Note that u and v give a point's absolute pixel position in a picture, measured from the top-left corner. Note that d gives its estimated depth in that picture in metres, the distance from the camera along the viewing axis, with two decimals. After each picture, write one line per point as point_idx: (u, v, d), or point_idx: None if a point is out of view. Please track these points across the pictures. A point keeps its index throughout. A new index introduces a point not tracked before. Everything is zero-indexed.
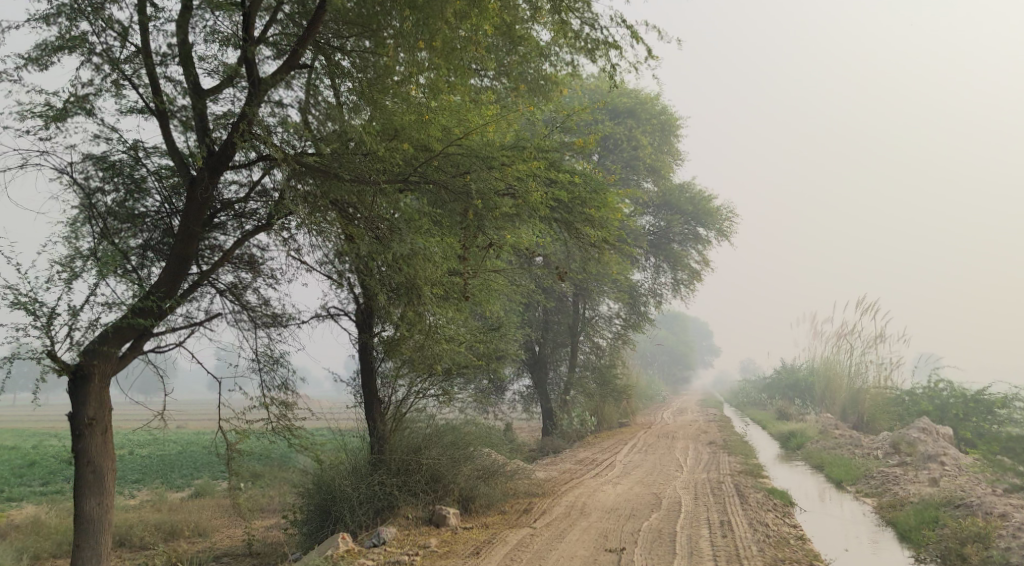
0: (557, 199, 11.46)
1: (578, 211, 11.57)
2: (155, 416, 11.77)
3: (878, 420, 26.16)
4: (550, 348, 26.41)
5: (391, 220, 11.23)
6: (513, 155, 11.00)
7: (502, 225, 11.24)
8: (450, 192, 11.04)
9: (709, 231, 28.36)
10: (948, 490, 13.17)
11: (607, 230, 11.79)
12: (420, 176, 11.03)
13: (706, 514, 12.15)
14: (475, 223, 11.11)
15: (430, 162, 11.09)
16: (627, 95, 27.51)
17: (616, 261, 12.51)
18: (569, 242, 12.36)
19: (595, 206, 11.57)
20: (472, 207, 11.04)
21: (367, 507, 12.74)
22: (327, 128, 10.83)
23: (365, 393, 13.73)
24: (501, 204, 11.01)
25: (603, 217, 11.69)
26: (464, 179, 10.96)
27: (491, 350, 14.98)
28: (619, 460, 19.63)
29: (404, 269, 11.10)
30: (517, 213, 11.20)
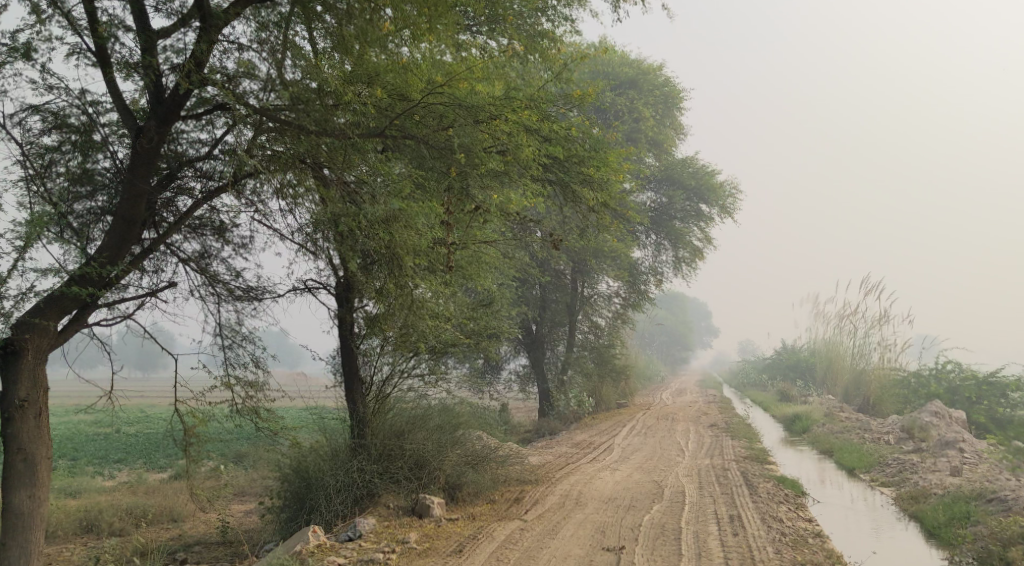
0: (551, 157, 10.64)
1: (575, 170, 10.68)
2: (104, 395, 10.85)
3: (884, 403, 25.18)
4: (547, 327, 25.40)
5: (372, 184, 10.21)
6: (500, 104, 10.03)
7: (489, 184, 10.24)
8: (431, 147, 10.15)
9: (713, 208, 27.24)
10: (974, 482, 12.19)
11: (608, 193, 10.80)
12: (396, 129, 10.05)
13: (715, 507, 11.18)
14: (460, 183, 10.07)
15: (409, 114, 9.98)
16: (629, 64, 26.32)
17: (618, 228, 11.47)
18: (566, 208, 11.56)
19: (594, 165, 10.64)
20: (457, 164, 10.05)
21: (345, 496, 11.72)
22: (298, 81, 9.68)
23: (344, 371, 12.71)
24: (488, 159, 10.06)
25: (602, 178, 10.73)
26: (448, 134, 9.96)
27: (481, 330, 13.89)
28: (617, 444, 18.66)
29: (385, 234, 10.05)
30: (506, 169, 10.28)
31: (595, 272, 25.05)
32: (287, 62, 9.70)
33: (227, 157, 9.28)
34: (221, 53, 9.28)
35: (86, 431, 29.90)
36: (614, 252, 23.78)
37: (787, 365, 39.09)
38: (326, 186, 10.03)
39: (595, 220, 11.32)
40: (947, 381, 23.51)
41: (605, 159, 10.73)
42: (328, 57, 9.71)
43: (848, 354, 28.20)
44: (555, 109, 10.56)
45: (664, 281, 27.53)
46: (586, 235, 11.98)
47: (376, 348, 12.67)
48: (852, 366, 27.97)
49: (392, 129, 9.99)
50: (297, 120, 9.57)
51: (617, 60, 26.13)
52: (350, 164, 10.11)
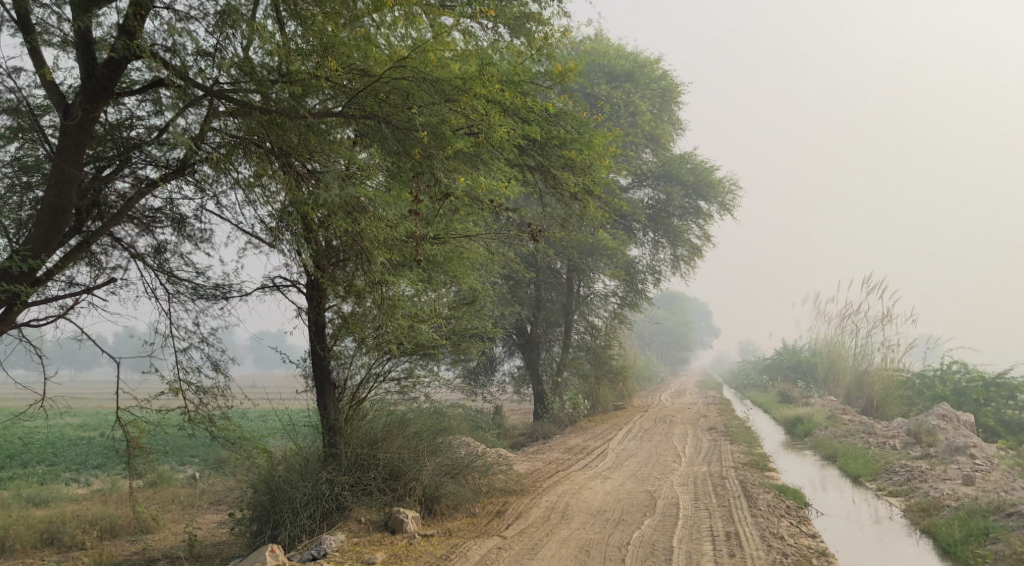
0: (528, 137, 9.89)
1: (555, 153, 9.93)
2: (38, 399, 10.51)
3: (889, 404, 24.12)
4: (542, 327, 24.51)
5: (331, 168, 9.36)
6: (469, 75, 9.20)
7: (454, 167, 9.53)
8: (395, 128, 9.40)
9: (711, 205, 26.38)
10: (990, 493, 11.35)
11: (590, 177, 10.11)
12: (353, 109, 9.26)
13: (709, 522, 10.37)
14: (425, 163, 9.37)
15: (372, 92, 9.21)
16: (625, 57, 25.45)
17: (603, 216, 10.74)
18: (547, 196, 10.75)
19: (576, 148, 9.88)
20: (421, 145, 9.37)
21: (313, 509, 10.90)
22: (261, 61, 8.93)
23: (315, 375, 11.78)
24: (456, 140, 9.29)
25: (584, 162, 10.00)
26: (413, 113, 9.18)
27: (462, 331, 12.99)
28: (611, 449, 17.80)
29: (347, 223, 9.43)
30: (477, 149, 9.60)
31: (590, 270, 24.18)
32: (252, 43, 8.90)
33: (166, 138, 8.73)
34: (159, 26, 8.64)
35: (70, 434, 29.06)
36: (610, 249, 22.92)
37: (787, 367, 38.28)
38: (287, 175, 9.28)
39: (579, 209, 10.53)
40: (953, 382, 22.79)
41: (588, 141, 9.91)
42: (300, 51, 8.71)
43: (850, 354, 27.41)
44: (535, 86, 9.83)
45: (661, 281, 26.69)
46: (568, 223, 11.30)
47: (351, 351, 11.75)
48: (853, 366, 27.12)
49: (350, 110, 9.19)
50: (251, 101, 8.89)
51: (612, 53, 25.29)
52: (310, 148, 9.36)
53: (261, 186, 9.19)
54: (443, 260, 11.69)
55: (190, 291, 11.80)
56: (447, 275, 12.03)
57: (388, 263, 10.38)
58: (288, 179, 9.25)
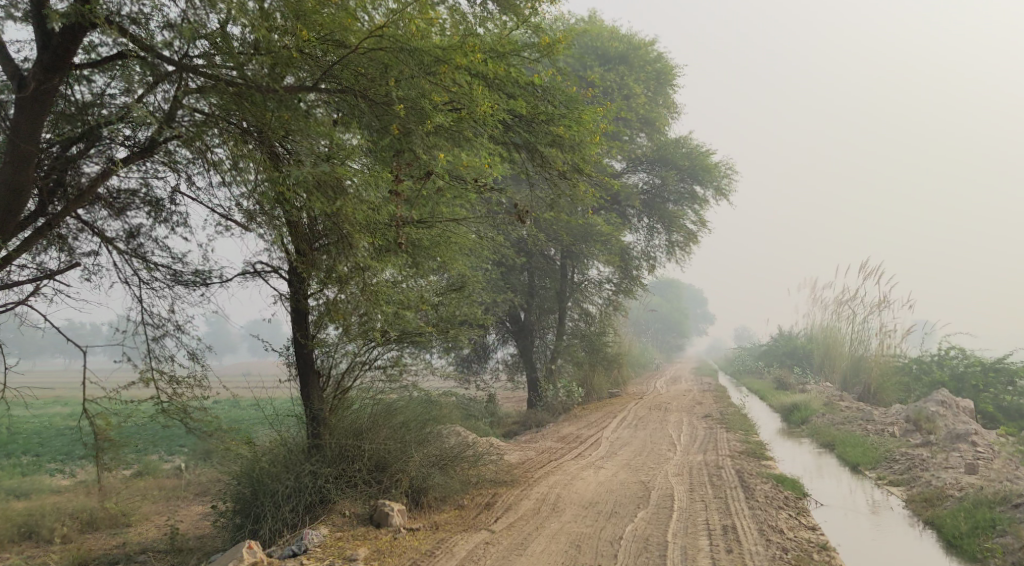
0: (514, 112, 9.53)
1: (543, 130, 9.56)
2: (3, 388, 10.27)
3: (886, 391, 23.71)
4: (535, 314, 24.10)
5: (301, 150, 8.99)
6: (451, 47, 8.78)
7: (435, 143, 9.15)
8: (372, 103, 9.02)
9: (707, 190, 25.94)
10: (995, 482, 11.01)
11: (578, 154, 9.84)
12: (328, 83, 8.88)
13: (706, 515, 10.02)
14: (403, 139, 9.10)
15: (345, 62, 8.84)
16: (619, 39, 24.93)
17: (593, 196, 10.40)
18: (533, 176, 10.40)
19: (565, 125, 9.55)
20: (399, 121, 9.02)
21: (295, 502, 10.53)
22: (238, 37, 8.55)
23: (299, 364, 11.39)
24: (436, 114, 8.96)
25: (573, 140, 9.68)
26: (392, 85, 8.81)
27: (449, 319, 12.40)
28: (606, 438, 17.42)
29: (323, 204, 9.08)
30: (460, 125, 9.18)
31: (585, 256, 23.77)
32: (231, 19, 8.46)
33: (133, 116, 8.39)
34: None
35: (58, 424, 28.64)
36: (603, 235, 22.49)
37: (783, 353, 37.97)
38: (263, 154, 9.00)
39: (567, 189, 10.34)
40: (951, 367, 22.56)
41: (577, 118, 9.63)
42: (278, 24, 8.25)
43: (846, 340, 27.06)
44: (520, 59, 9.42)
45: (656, 267, 26.29)
46: (557, 204, 10.92)
47: (335, 339, 11.31)
48: (850, 353, 26.75)
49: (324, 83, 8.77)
50: (225, 77, 8.56)
51: (606, 35, 24.79)
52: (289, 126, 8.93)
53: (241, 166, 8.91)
54: (430, 246, 11.28)
55: (168, 277, 11.45)
56: (434, 261, 11.58)
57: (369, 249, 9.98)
58: (265, 159, 8.95)
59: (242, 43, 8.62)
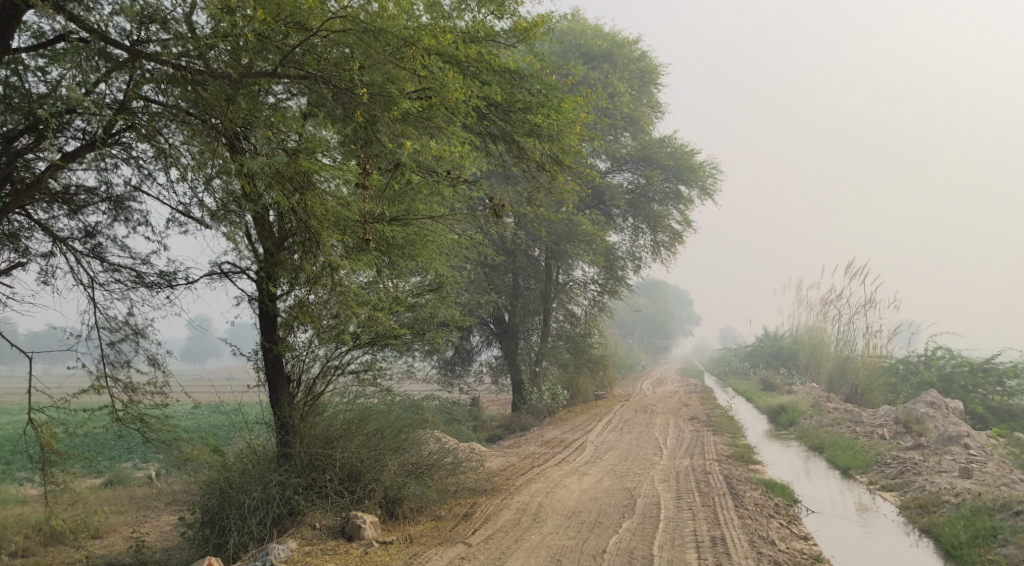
0: (489, 100, 9.07)
1: (520, 119, 9.14)
2: None
3: (873, 392, 23.19)
4: (519, 316, 23.55)
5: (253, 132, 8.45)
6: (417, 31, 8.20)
7: (402, 131, 8.54)
8: (336, 89, 8.49)
9: (692, 190, 25.55)
10: (991, 487, 10.64)
11: (557, 143, 9.36)
12: (288, 69, 8.34)
13: (693, 525, 9.60)
14: (366, 126, 8.48)
15: (307, 45, 8.41)
16: (602, 36, 24.49)
17: (575, 188, 9.93)
18: (512, 169, 10.00)
19: (542, 113, 9.10)
20: (364, 107, 8.42)
21: (263, 515, 10.01)
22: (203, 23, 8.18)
23: (267, 368, 10.82)
24: (401, 99, 8.39)
25: (551, 129, 9.23)
26: (358, 68, 8.36)
27: (424, 321, 11.87)
28: (590, 442, 16.96)
29: (286, 198, 8.60)
30: (430, 112, 8.62)
31: (569, 257, 23.32)
32: (193, 5, 8.09)
33: (79, 106, 7.92)
34: None
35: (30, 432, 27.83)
36: (588, 235, 22.04)
37: (769, 353, 37.71)
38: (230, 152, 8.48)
39: (547, 182, 9.88)
40: (939, 367, 22.28)
41: (557, 106, 9.17)
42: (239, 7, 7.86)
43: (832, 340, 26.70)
44: (495, 43, 9.02)
45: (641, 267, 25.90)
46: (535, 200, 10.50)
47: (307, 343, 10.77)
48: (836, 353, 26.40)
49: (284, 69, 8.27)
50: (186, 68, 8.11)
51: (589, 33, 24.38)
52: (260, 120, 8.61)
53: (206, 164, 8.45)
54: (407, 244, 10.90)
55: (131, 279, 10.94)
56: (410, 261, 11.09)
57: (340, 249, 9.57)
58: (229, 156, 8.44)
59: (200, 26, 8.31)
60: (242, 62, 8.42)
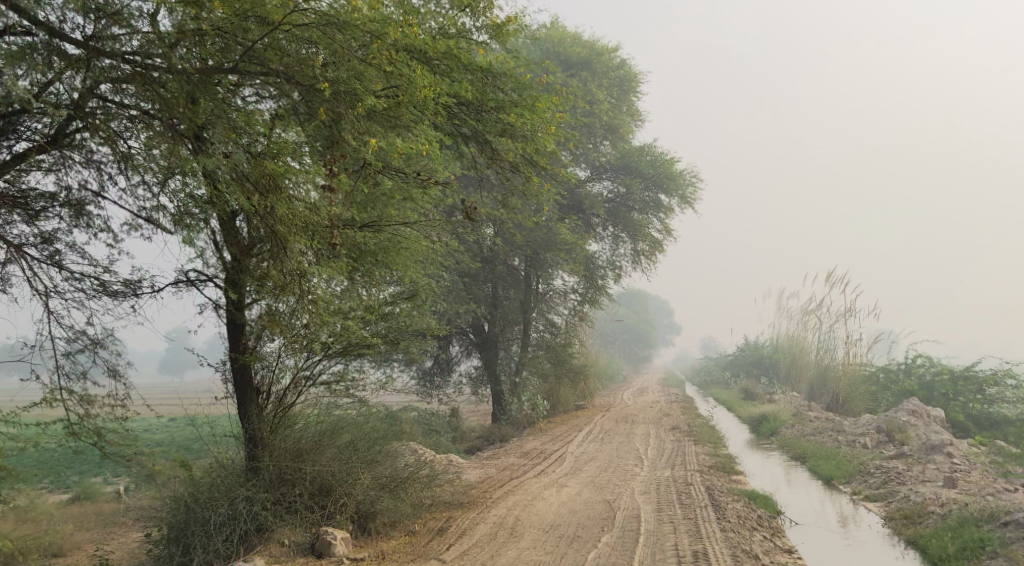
0: (459, 98, 8.86)
1: (492, 119, 8.89)
2: None
3: (856, 399, 22.89)
4: (499, 326, 23.23)
5: (214, 132, 8.14)
6: (383, 23, 7.99)
7: (367, 129, 8.41)
8: (299, 86, 8.29)
9: (672, 198, 25.40)
10: (977, 496, 10.46)
11: (531, 144, 9.07)
12: (249, 63, 8.11)
13: (674, 539, 9.33)
14: (329, 122, 8.35)
15: (270, 37, 8.08)
16: (582, 44, 24.32)
17: (548, 193, 9.69)
18: (484, 171, 9.74)
19: (515, 113, 8.88)
20: (327, 104, 8.25)
21: (229, 531, 9.64)
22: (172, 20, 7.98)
23: (235, 380, 10.46)
24: (366, 96, 8.20)
25: (525, 128, 8.96)
26: (319, 63, 8.20)
27: (397, 330, 11.46)
28: (570, 453, 16.67)
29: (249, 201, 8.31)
30: (397, 110, 8.42)
31: (548, 266, 23.05)
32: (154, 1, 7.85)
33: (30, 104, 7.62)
34: None
35: None
36: (567, 243, 21.78)
37: (750, 363, 37.62)
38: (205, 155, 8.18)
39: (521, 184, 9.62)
40: (920, 375, 22.21)
41: (531, 106, 8.92)
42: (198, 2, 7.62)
43: (813, 349, 26.55)
44: (468, 40, 8.78)
45: (622, 276, 25.71)
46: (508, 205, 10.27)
47: (278, 352, 10.41)
48: (816, 362, 26.25)
49: (245, 64, 8.02)
50: (153, 67, 7.87)
51: (568, 40, 24.18)
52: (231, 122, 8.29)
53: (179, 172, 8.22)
54: (378, 251, 10.66)
55: (95, 288, 10.58)
56: (383, 268, 10.84)
57: (310, 255, 9.23)
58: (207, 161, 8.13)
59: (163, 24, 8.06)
60: (205, 61, 8.16)
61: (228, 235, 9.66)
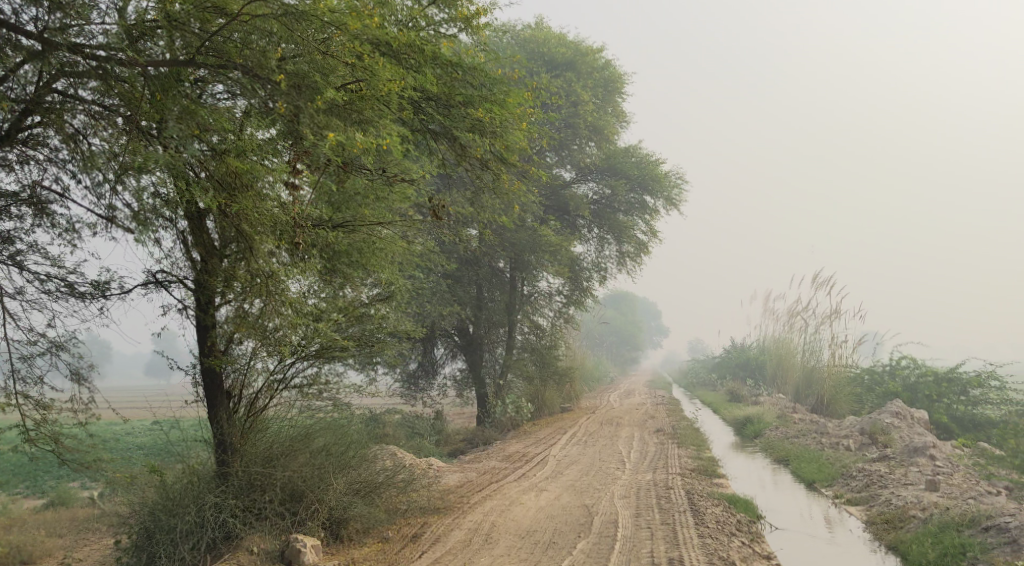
0: (427, 92, 8.76)
1: (460, 114, 8.80)
2: None
3: (839, 401, 22.82)
4: (484, 329, 22.97)
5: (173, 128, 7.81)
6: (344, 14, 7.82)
7: (326, 123, 8.07)
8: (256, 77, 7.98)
9: (657, 200, 25.27)
10: (958, 500, 10.33)
11: (502, 139, 8.99)
12: (206, 57, 7.85)
13: (651, 545, 9.16)
14: (288, 115, 7.96)
15: (229, 32, 8.03)
16: (567, 44, 24.13)
17: (519, 189, 9.62)
18: (454, 169, 9.66)
19: (485, 108, 8.80)
20: (285, 98, 7.90)
21: (197, 540, 9.45)
22: (139, 12, 7.83)
23: (204, 385, 10.14)
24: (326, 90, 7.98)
25: (495, 123, 8.89)
26: (277, 54, 7.96)
27: (373, 332, 11.09)
28: (553, 456, 16.49)
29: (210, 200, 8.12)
30: (360, 104, 8.25)
31: (533, 267, 22.79)
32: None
33: None
34: None
35: None
36: (552, 245, 21.57)
37: (736, 364, 37.53)
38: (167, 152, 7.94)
39: (492, 180, 9.55)
40: (904, 377, 22.16)
41: (501, 101, 8.90)
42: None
43: (798, 351, 26.49)
44: (436, 32, 8.67)
45: (608, 278, 25.56)
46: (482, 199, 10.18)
47: (250, 352, 10.15)
48: (801, 363, 26.19)
49: (202, 57, 7.74)
50: (111, 60, 7.65)
51: (552, 40, 23.99)
52: (192, 117, 8.04)
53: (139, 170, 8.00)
54: (354, 252, 10.40)
55: (63, 289, 10.31)
56: (358, 269, 10.58)
57: (282, 255, 9.07)
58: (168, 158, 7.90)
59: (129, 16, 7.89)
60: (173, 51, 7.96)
61: (196, 235, 9.35)
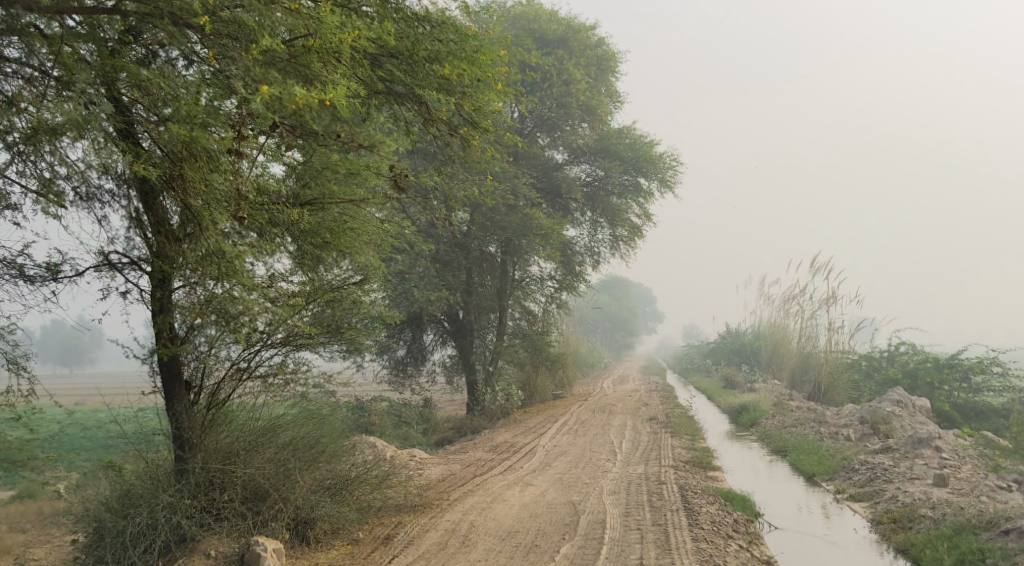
0: (388, 48, 8.27)
1: (424, 72, 8.28)
2: None
3: (838, 389, 22.13)
4: (473, 314, 22.21)
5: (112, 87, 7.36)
6: None
7: (263, 77, 7.50)
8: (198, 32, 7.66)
9: (652, 182, 24.47)
10: (970, 498, 9.66)
11: (469, 98, 8.46)
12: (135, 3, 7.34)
13: (641, 551, 8.47)
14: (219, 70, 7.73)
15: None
16: (559, 21, 23.19)
17: (486, 158, 9.00)
18: (421, 139, 9.09)
19: (452, 64, 8.23)
20: (217, 49, 7.69)
21: (150, 542, 8.75)
22: None
23: (162, 374, 9.36)
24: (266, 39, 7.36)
25: (463, 81, 8.35)
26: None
27: (344, 317, 10.22)
28: (541, 447, 15.78)
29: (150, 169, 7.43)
30: (308, 57, 7.70)
31: (524, 251, 21.98)
32: None
33: None
34: None
35: None
36: (542, 229, 20.78)
37: (731, 351, 36.87)
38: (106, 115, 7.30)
39: (462, 149, 9.01)
40: (903, 364, 21.47)
41: (473, 59, 8.19)
42: None
43: (794, 336, 25.83)
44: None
45: (600, 263, 24.83)
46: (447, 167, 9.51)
47: (209, 341, 9.37)
48: (796, 349, 25.55)
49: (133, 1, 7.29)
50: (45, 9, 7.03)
51: (544, 16, 23.03)
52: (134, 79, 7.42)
53: (75, 135, 7.26)
54: (325, 232, 9.53)
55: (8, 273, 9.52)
56: (330, 250, 9.72)
57: (237, 233, 8.46)
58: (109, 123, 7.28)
59: None
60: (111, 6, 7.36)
61: (148, 212, 8.64)
